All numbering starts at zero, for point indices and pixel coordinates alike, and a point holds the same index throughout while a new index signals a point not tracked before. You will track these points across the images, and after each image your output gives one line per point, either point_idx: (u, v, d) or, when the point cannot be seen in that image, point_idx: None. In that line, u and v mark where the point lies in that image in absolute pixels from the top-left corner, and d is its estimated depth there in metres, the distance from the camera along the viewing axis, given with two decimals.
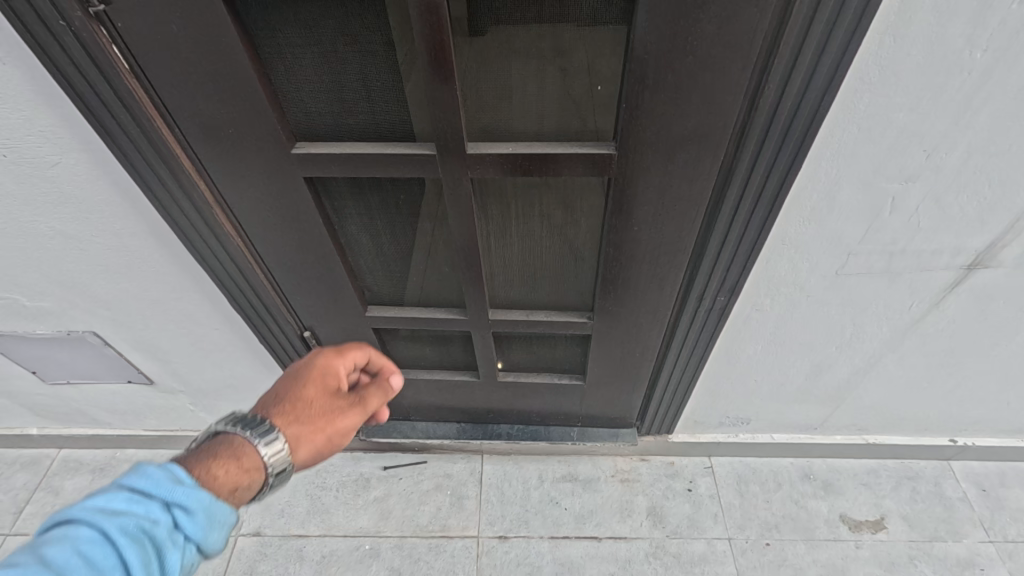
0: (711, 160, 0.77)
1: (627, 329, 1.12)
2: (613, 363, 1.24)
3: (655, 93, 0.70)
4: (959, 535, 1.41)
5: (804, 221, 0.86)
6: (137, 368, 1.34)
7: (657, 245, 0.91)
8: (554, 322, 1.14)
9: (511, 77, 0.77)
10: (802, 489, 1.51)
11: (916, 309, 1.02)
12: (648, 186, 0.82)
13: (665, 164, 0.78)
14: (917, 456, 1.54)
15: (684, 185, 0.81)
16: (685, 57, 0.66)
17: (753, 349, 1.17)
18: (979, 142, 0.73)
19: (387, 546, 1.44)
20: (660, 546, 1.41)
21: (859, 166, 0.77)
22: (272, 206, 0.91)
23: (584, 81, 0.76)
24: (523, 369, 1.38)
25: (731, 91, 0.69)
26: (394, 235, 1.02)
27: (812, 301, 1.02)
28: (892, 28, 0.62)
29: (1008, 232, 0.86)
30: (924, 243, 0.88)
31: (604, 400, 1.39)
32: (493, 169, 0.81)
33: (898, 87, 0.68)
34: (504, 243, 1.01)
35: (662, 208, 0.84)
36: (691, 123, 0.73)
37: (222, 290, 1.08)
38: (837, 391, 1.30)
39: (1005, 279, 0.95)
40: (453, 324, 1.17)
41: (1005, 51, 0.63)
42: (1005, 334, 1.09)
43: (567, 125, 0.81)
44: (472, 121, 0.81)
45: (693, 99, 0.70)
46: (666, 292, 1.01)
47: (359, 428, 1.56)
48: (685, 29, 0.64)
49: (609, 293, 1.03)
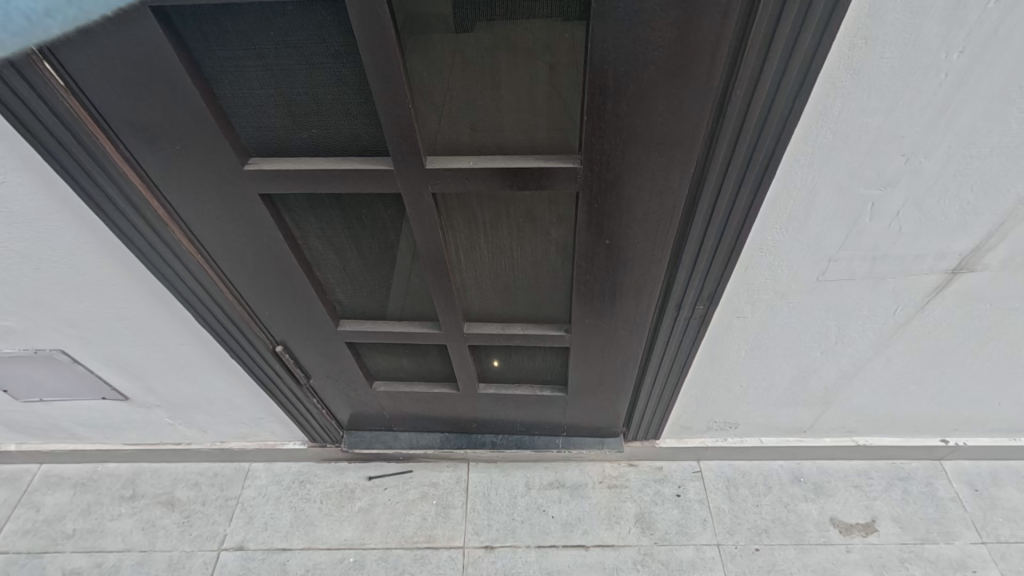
0: (680, 169, 0.75)
1: (605, 340, 1.11)
2: (592, 375, 1.24)
3: (619, 102, 0.68)
4: (950, 535, 1.40)
5: (782, 227, 0.84)
6: (110, 384, 1.32)
7: (632, 254, 0.89)
8: (531, 334, 1.14)
9: (471, 86, 0.75)
10: (791, 492, 1.50)
11: (902, 313, 1.01)
12: (618, 195, 0.80)
13: (634, 174, 0.76)
14: (908, 456, 1.53)
15: (654, 195, 0.79)
16: (648, 65, 0.64)
17: (737, 355, 1.15)
18: (958, 145, 0.71)
19: (371, 558, 1.42)
20: (649, 552, 1.40)
21: (837, 171, 0.75)
22: (231, 220, 0.89)
23: (543, 91, 0.74)
24: (503, 381, 1.37)
25: (698, 98, 0.67)
26: (362, 251, 1.02)
27: (792, 307, 1.01)
28: (863, 29, 0.60)
29: (992, 236, 0.84)
30: (906, 248, 0.87)
31: (588, 411, 1.39)
32: (455, 183, 0.81)
33: (873, 89, 0.66)
34: (474, 256, 1.00)
35: (635, 217, 0.83)
36: (659, 132, 0.71)
37: (187, 305, 1.07)
38: (824, 395, 1.29)
39: (990, 283, 0.94)
40: (427, 337, 1.17)
41: (983, 51, 0.61)
42: (993, 336, 1.08)
43: (535, 132, 0.79)
44: (433, 134, 0.79)
45: (659, 108, 0.68)
46: (644, 303, 0.99)
47: (342, 438, 1.56)
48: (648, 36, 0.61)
49: (586, 304, 1.02)
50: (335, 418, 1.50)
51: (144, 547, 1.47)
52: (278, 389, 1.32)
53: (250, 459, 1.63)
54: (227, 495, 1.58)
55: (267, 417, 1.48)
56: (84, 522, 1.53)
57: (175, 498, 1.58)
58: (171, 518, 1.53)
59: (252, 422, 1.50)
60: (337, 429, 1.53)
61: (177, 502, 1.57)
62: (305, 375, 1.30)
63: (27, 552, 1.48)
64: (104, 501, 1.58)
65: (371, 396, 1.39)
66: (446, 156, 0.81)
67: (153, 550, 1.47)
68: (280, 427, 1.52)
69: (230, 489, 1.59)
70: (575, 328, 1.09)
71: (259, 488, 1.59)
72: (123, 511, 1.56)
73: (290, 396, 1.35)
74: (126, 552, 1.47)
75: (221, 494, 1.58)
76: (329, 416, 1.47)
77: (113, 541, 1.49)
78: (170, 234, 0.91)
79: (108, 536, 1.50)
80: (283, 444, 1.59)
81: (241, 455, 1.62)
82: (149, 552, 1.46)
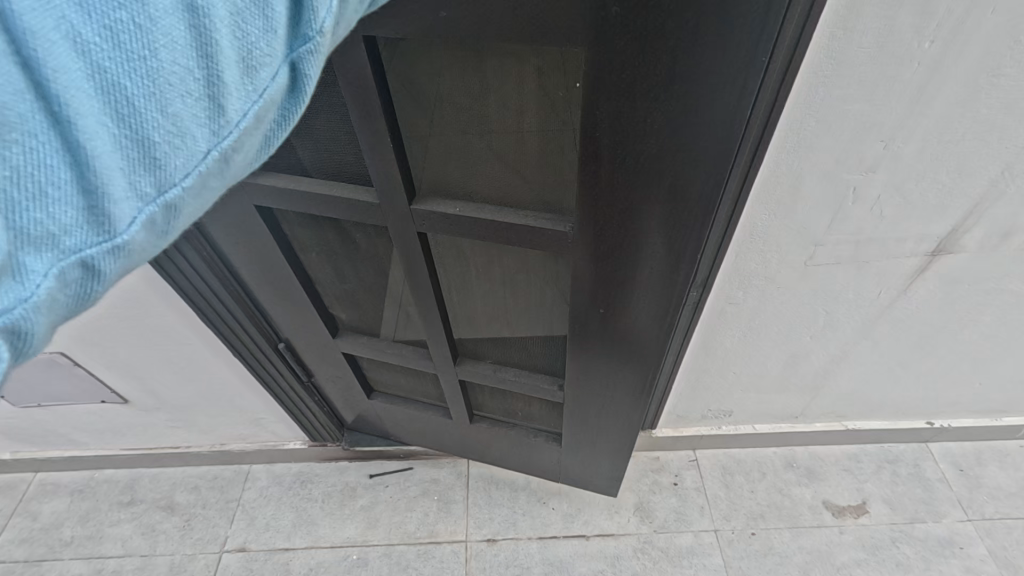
0: (688, 219, 0.70)
1: (604, 386, 1.06)
2: (589, 423, 1.20)
3: (613, 152, 0.65)
4: (938, 514, 1.45)
5: (770, 213, 0.87)
6: (110, 387, 1.31)
7: (641, 301, 0.84)
8: (521, 380, 1.17)
9: (455, 113, 0.75)
10: (786, 478, 1.53)
11: (886, 296, 1.04)
12: (620, 240, 0.75)
13: (638, 220, 0.72)
14: (896, 439, 1.57)
15: (662, 244, 0.74)
16: (645, 121, 0.60)
17: (730, 341, 1.18)
18: (933, 132, 0.74)
19: (374, 555, 1.43)
20: (648, 540, 1.42)
21: (822, 159, 0.78)
22: (237, 224, 0.91)
23: (531, 112, 0.72)
24: (498, 419, 1.40)
25: (705, 147, 0.61)
26: (357, 268, 1.03)
27: (782, 292, 1.03)
28: (842, 22, 0.63)
29: (968, 217, 0.87)
30: (888, 232, 0.90)
31: (582, 466, 1.37)
32: (438, 225, 0.83)
33: (852, 78, 0.68)
34: (466, 292, 1.03)
35: (642, 264, 0.78)
36: (661, 180, 0.66)
37: (192, 307, 1.07)
38: (815, 381, 1.32)
39: (969, 264, 0.98)
40: (419, 365, 1.19)
41: (952, 39, 0.64)
42: (974, 317, 1.11)
43: (523, 157, 0.77)
44: (421, 155, 0.80)
45: (656, 164, 0.64)
46: (651, 353, 0.94)
47: (342, 437, 1.57)
48: (643, 81, 0.57)
49: (585, 350, 0.98)
50: (336, 416, 1.52)
51: (144, 551, 1.47)
52: (278, 386, 1.32)
53: (249, 461, 1.62)
54: (228, 497, 1.57)
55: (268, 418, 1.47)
56: (83, 529, 1.52)
57: (175, 501, 1.57)
58: (171, 522, 1.52)
59: (251, 422, 1.49)
60: (336, 428, 1.55)
61: (176, 506, 1.55)
62: (308, 371, 1.32)
63: (25, 561, 1.46)
64: (102, 507, 1.56)
65: (369, 405, 1.42)
66: (435, 197, 0.83)
67: (154, 555, 1.46)
68: (280, 426, 1.51)
69: (230, 491, 1.58)
70: (576, 373, 1.05)
71: (260, 489, 1.58)
72: (122, 517, 1.54)
73: (290, 394, 1.36)
74: (127, 557, 1.46)
75: (221, 497, 1.57)
76: (329, 416, 1.49)
77: (113, 547, 1.48)
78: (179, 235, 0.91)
79: (107, 542, 1.49)
80: (283, 444, 1.58)
81: (240, 457, 1.61)
82: (150, 557, 1.45)
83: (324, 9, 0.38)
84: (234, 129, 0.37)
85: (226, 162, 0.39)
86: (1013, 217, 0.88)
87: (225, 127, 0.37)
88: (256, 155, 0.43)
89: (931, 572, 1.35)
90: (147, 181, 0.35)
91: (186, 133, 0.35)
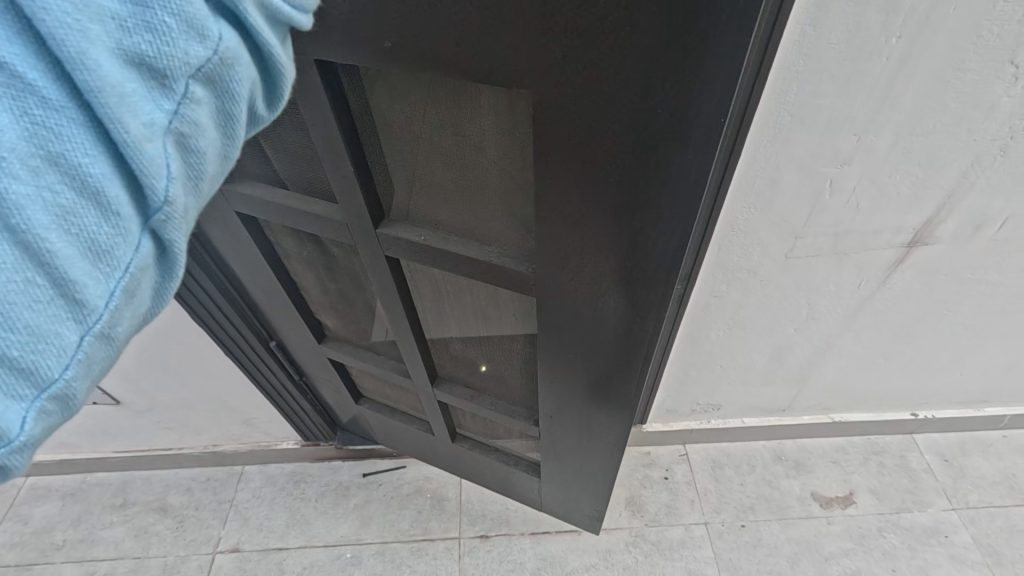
0: (651, 272, 0.66)
1: (578, 424, 1.03)
2: (565, 459, 1.16)
3: (568, 202, 0.62)
4: (924, 504, 1.47)
5: (750, 206, 0.89)
6: (101, 389, 1.31)
7: (607, 347, 0.81)
8: (498, 410, 1.15)
9: (416, 145, 0.71)
10: (774, 470, 1.54)
11: (866, 288, 1.06)
12: (581, 287, 0.72)
13: (598, 269, 0.68)
14: (882, 431, 1.58)
15: (625, 294, 0.70)
16: (599, 172, 0.57)
17: (715, 335, 1.19)
18: (904, 126, 0.76)
19: (368, 553, 1.43)
20: (640, 534, 1.44)
21: (798, 153, 0.80)
22: (223, 227, 0.91)
23: (494, 151, 0.68)
24: (480, 444, 1.37)
25: (664, 203, 0.58)
26: (337, 278, 1.03)
27: (765, 285, 1.05)
28: (811, 18, 0.64)
29: (943, 208, 0.89)
30: (865, 224, 0.91)
31: (560, 498, 1.33)
32: (404, 251, 0.82)
33: (822, 74, 0.70)
34: (442, 317, 1.02)
35: (605, 312, 0.74)
36: (620, 231, 0.62)
37: (183, 306, 1.07)
38: (801, 373, 1.33)
39: (945, 256, 0.99)
40: (397, 379, 1.19)
41: (919, 34, 0.65)
42: (953, 307, 1.13)
43: (486, 194, 0.73)
44: (386, 180, 0.77)
45: (615, 218, 0.61)
46: (623, 398, 0.90)
47: (334, 437, 1.57)
48: (596, 131, 0.53)
49: (556, 387, 0.95)
50: (329, 417, 1.51)
51: (137, 553, 1.46)
52: (271, 385, 1.33)
53: (242, 462, 1.61)
54: (221, 498, 1.56)
55: (260, 417, 1.47)
56: (74, 533, 1.51)
57: (168, 503, 1.56)
58: (164, 523, 1.52)
59: (242, 422, 1.49)
60: (330, 429, 1.54)
61: (169, 508, 1.55)
62: (300, 371, 1.32)
63: (17, 565, 1.45)
64: (93, 510, 1.56)
65: (356, 411, 1.42)
66: (403, 223, 0.81)
67: (147, 556, 1.46)
68: (272, 426, 1.51)
69: (223, 492, 1.58)
70: (548, 408, 1.02)
71: (253, 490, 1.58)
72: (115, 519, 1.53)
73: (283, 394, 1.36)
74: (119, 560, 1.45)
75: (215, 498, 1.57)
76: (322, 416, 1.48)
77: (106, 550, 1.48)
78: None
79: (100, 545, 1.49)
80: (275, 444, 1.58)
81: (233, 458, 1.60)
82: (143, 559, 1.45)
83: (168, 170, 0.32)
84: (104, 311, 0.33)
85: (115, 332, 0.35)
86: (985, 208, 0.90)
87: (91, 315, 0.33)
88: (151, 305, 0.38)
89: (917, 560, 1.37)
90: (22, 384, 0.31)
91: (51, 331, 0.31)
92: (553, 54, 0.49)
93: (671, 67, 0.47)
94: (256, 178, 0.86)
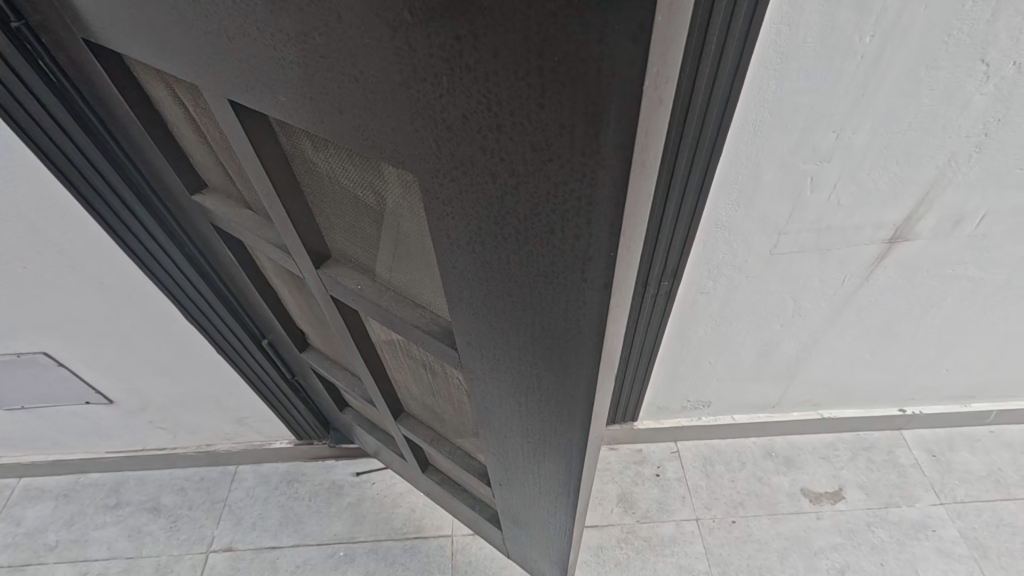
0: (562, 399, 0.51)
1: (523, 502, 0.89)
2: (521, 527, 1.03)
3: (467, 299, 0.48)
4: (912, 498, 1.48)
5: (733, 203, 0.90)
6: (95, 388, 1.30)
7: (532, 449, 0.67)
8: (455, 460, 1.07)
9: (343, 187, 0.61)
10: (765, 466, 1.56)
11: (849, 284, 1.07)
12: (495, 385, 0.58)
13: (508, 375, 0.54)
14: (871, 427, 1.59)
15: (539, 409, 0.56)
16: (494, 280, 0.42)
17: (703, 332, 1.20)
18: (880, 124, 0.77)
19: (361, 551, 1.43)
20: (631, 530, 1.45)
21: (777, 150, 0.81)
22: (208, 234, 0.92)
23: (408, 213, 0.54)
24: (448, 481, 1.29)
25: (566, 334, 0.42)
26: (306, 303, 1.01)
27: (752, 281, 1.06)
28: (786, 18, 0.65)
29: (923, 204, 0.90)
30: (847, 220, 0.93)
31: (523, 557, 1.20)
32: (345, 295, 0.76)
33: (798, 72, 0.71)
34: (397, 359, 0.96)
35: (521, 417, 0.60)
36: (524, 348, 0.48)
37: (175, 303, 1.07)
38: (788, 369, 1.34)
39: (925, 252, 1.01)
40: (367, 399, 1.18)
41: (891, 33, 0.66)
42: (934, 303, 1.15)
43: (411, 253, 0.61)
44: (324, 219, 0.71)
45: (518, 330, 0.46)
46: (558, 498, 0.75)
47: (326, 438, 1.57)
48: (483, 234, 0.39)
49: (497, 465, 0.82)
50: (320, 419, 1.51)
51: (130, 553, 1.46)
52: (263, 384, 1.33)
53: (235, 461, 1.61)
54: (214, 498, 1.56)
55: (254, 416, 1.47)
56: (67, 533, 1.51)
57: (161, 503, 1.56)
58: (158, 523, 1.52)
59: (235, 422, 1.49)
60: (323, 429, 1.54)
61: (163, 508, 1.55)
62: (292, 372, 1.32)
63: (9, 566, 1.45)
64: (87, 511, 1.55)
65: (344, 416, 1.43)
66: (343, 267, 0.75)
67: (140, 556, 1.46)
68: (266, 424, 1.51)
69: (217, 492, 1.57)
70: (491, 475, 0.90)
71: (246, 489, 1.58)
72: (108, 520, 1.53)
73: (275, 392, 1.37)
74: (112, 560, 1.45)
75: (208, 498, 1.56)
76: (314, 418, 1.48)
77: (99, 550, 1.47)
78: (161, 231, 0.91)
79: (92, 545, 1.48)
80: (269, 443, 1.57)
81: (227, 458, 1.60)
82: (136, 558, 1.45)
83: None
84: None
85: None
86: (963, 205, 0.91)
87: None
88: None
89: (904, 554, 1.38)
90: None
91: None
92: (421, 133, 0.34)
93: (557, 175, 0.30)
94: (226, 191, 0.83)
